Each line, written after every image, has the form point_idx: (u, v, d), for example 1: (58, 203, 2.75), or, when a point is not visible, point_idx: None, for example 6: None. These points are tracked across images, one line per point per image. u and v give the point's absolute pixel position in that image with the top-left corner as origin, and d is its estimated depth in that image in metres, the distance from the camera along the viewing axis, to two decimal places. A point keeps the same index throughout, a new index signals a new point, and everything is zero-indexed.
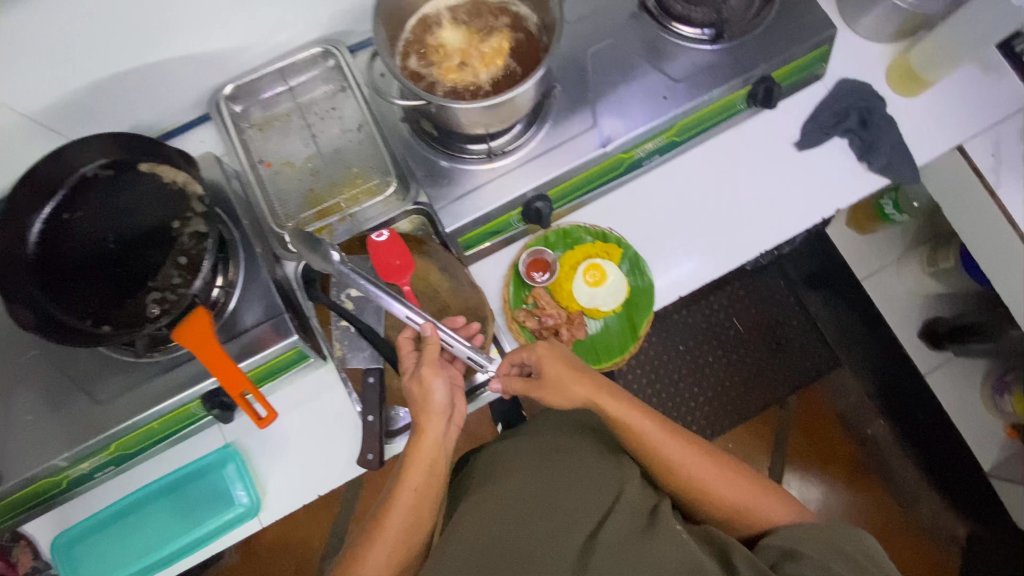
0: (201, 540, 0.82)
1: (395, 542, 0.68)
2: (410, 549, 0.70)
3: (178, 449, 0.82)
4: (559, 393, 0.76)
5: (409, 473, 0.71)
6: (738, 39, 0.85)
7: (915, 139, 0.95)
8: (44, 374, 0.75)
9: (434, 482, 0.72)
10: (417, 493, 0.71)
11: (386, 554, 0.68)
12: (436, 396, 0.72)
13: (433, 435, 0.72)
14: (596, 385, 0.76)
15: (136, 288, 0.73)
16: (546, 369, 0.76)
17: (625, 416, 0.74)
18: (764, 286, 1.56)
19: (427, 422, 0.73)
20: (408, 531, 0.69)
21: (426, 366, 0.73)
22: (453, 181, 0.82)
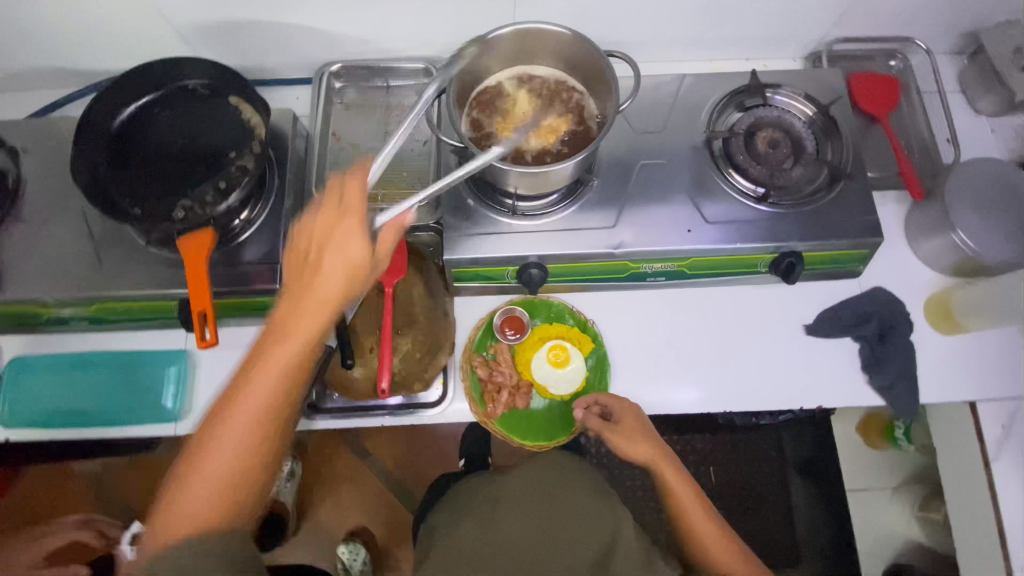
0: (116, 421, 0.86)
1: (228, 455, 0.59)
2: (237, 499, 0.59)
3: (147, 336, 0.91)
4: (628, 445, 0.79)
5: (256, 398, 0.59)
6: (784, 209, 0.86)
7: (930, 374, 0.90)
8: (79, 226, 0.88)
9: (289, 405, 0.62)
10: (255, 422, 0.59)
11: (206, 494, 0.57)
12: (308, 311, 0.61)
13: (297, 335, 0.60)
14: (660, 450, 0.80)
15: (176, 190, 0.83)
16: (625, 421, 0.81)
17: (678, 488, 0.78)
18: (755, 449, 1.47)
19: (269, 355, 0.60)
20: (278, 410, 0.61)
21: (335, 215, 0.61)
22: (471, 220, 0.87)
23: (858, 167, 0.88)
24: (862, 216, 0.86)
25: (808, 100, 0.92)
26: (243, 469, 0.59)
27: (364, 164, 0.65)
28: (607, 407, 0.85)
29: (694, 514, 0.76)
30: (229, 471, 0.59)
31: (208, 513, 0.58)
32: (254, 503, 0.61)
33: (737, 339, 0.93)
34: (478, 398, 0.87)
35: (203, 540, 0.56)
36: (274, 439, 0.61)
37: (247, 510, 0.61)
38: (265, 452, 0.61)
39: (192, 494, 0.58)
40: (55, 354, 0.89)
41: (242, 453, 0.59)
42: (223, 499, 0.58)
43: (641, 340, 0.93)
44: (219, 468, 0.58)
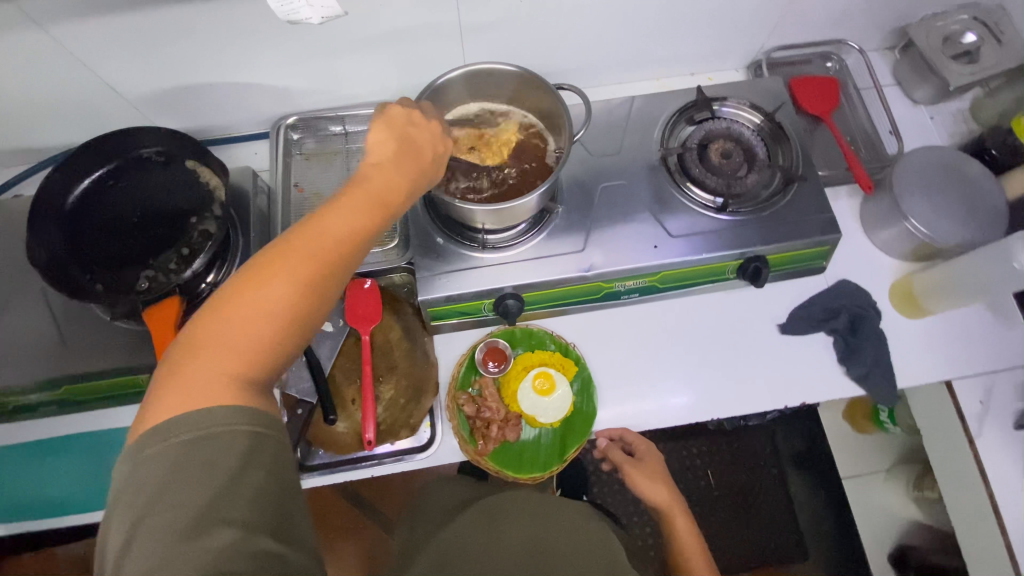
0: (92, 505, 0.82)
1: (265, 299, 0.52)
2: (280, 342, 0.53)
3: (116, 414, 0.86)
4: (646, 485, 0.92)
5: (307, 268, 0.54)
6: (744, 216, 0.89)
7: (902, 359, 0.93)
8: (37, 308, 0.85)
9: (321, 312, 0.56)
10: (297, 275, 0.53)
11: (259, 330, 0.51)
12: (348, 207, 0.58)
13: (330, 239, 0.56)
14: (672, 496, 0.92)
15: (137, 261, 0.82)
16: (648, 461, 0.94)
17: (680, 528, 0.89)
18: (749, 446, 1.50)
19: (317, 223, 0.56)
20: (294, 313, 0.53)
21: (394, 134, 0.64)
22: (442, 258, 0.88)
23: (809, 168, 0.92)
24: (817, 215, 0.89)
25: (754, 109, 0.95)
26: (264, 358, 0.52)
27: (428, 108, 0.71)
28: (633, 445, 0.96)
29: (686, 536, 0.88)
30: (259, 350, 0.51)
31: (224, 369, 0.50)
32: (266, 382, 0.53)
33: (715, 347, 0.95)
34: (468, 436, 0.86)
35: (196, 420, 0.47)
36: (303, 323, 0.54)
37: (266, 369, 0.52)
38: (287, 347, 0.54)
39: (215, 358, 0.50)
40: (24, 442, 0.85)
41: (282, 307, 0.52)
42: (262, 352, 0.52)
43: (623, 358, 0.94)
44: (245, 339, 0.51)
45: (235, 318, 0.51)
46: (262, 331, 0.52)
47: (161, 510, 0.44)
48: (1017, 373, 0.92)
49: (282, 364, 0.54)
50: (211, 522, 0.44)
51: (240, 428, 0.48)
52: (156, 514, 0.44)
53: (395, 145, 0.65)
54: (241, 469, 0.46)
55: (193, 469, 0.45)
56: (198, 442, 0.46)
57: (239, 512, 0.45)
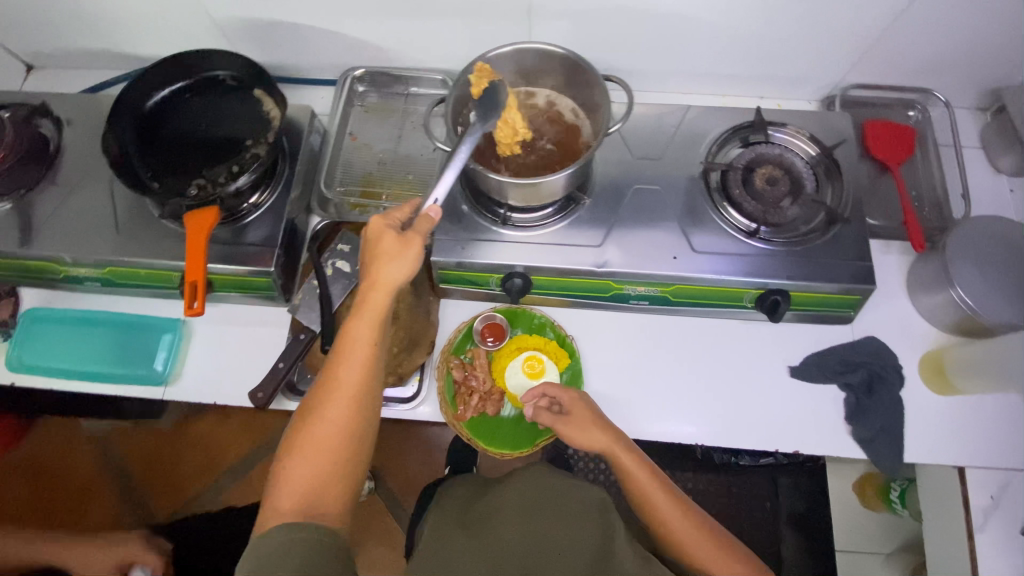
0: (110, 377, 0.91)
1: (316, 431, 0.64)
2: (329, 466, 0.64)
3: (150, 304, 0.97)
4: (581, 437, 0.79)
5: (336, 392, 0.66)
6: (775, 246, 0.86)
7: (915, 432, 0.87)
8: (101, 193, 0.95)
9: (361, 421, 0.66)
10: (329, 414, 0.65)
11: (307, 464, 0.63)
12: (358, 330, 0.68)
13: (347, 362, 0.67)
14: (614, 436, 0.79)
15: (193, 170, 0.89)
16: (577, 411, 0.81)
17: (631, 470, 0.77)
18: (743, 493, 1.42)
19: (335, 364, 0.67)
20: (334, 440, 0.64)
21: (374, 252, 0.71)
22: (463, 225, 0.90)
23: (856, 211, 0.87)
24: (854, 261, 0.85)
25: (812, 142, 0.91)
26: (324, 478, 0.63)
27: (416, 203, 0.77)
28: (559, 399, 0.84)
29: (643, 479, 0.77)
30: (319, 473, 0.63)
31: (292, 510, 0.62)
32: (334, 497, 0.64)
33: (717, 374, 0.92)
34: (450, 400, 0.89)
35: (266, 549, 0.59)
36: (348, 440, 0.65)
37: (329, 486, 0.64)
38: (341, 463, 0.65)
39: (287, 489, 0.62)
40: (68, 310, 0.95)
41: (323, 443, 0.64)
42: (319, 475, 0.63)
43: (621, 363, 0.93)
44: (308, 466, 0.63)
45: (296, 453, 0.64)
46: (317, 458, 0.63)
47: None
48: None
49: (345, 480, 0.65)
50: None
51: (314, 537, 0.60)
52: None
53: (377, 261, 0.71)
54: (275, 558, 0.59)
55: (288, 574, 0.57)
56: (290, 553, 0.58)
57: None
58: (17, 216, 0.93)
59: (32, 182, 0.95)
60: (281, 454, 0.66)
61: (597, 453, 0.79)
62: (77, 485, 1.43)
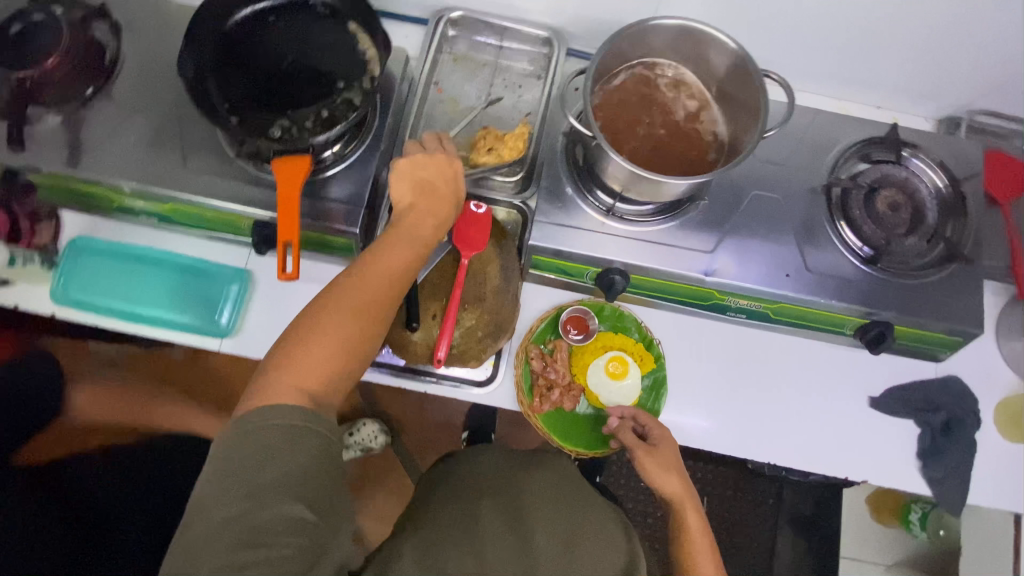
0: (165, 323, 0.85)
1: (327, 322, 0.57)
2: (347, 362, 0.57)
3: (209, 247, 0.89)
4: (656, 477, 0.76)
5: (365, 299, 0.59)
6: (888, 276, 0.83)
7: (982, 476, 0.88)
8: (163, 117, 0.84)
9: (377, 335, 0.60)
10: (364, 309, 0.58)
11: (325, 347, 0.56)
12: (398, 250, 0.63)
13: (383, 275, 0.61)
14: (686, 487, 0.77)
15: (276, 107, 0.79)
16: (662, 448, 0.79)
17: (692, 528, 0.74)
18: (751, 491, 1.42)
19: (375, 262, 0.62)
20: (360, 334, 0.58)
21: (420, 173, 0.70)
22: (564, 209, 0.84)
23: (976, 251, 0.84)
24: (966, 304, 0.82)
25: (942, 169, 0.86)
26: (333, 370, 0.56)
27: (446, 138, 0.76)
28: (648, 429, 0.82)
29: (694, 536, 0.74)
30: (324, 368, 0.55)
31: (296, 388, 0.54)
32: (336, 392, 0.57)
33: (797, 396, 0.90)
34: (527, 390, 0.85)
35: (280, 420, 0.51)
36: (360, 344, 0.58)
37: (328, 385, 0.56)
38: (347, 363, 0.57)
39: (288, 371, 0.54)
40: (116, 243, 0.88)
41: (348, 332, 0.57)
42: (334, 366, 0.56)
43: (704, 373, 0.89)
44: (313, 351, 0.55)
45: (302, 337, 0.56)
46: (323, 351, 0.55)
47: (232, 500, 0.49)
48: None
49: (346, 377, 0.58)
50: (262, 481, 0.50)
51: (293, 424, 0.52)
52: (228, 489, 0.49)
53: (427, 189, 0.69)
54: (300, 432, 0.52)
55: (252, 459, 0.50)
56: (267, 451, 0.51)
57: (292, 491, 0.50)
58: (66, 131, 0.83)
59: (85, 94, 0.84)
60: (289, 334, 0.57)
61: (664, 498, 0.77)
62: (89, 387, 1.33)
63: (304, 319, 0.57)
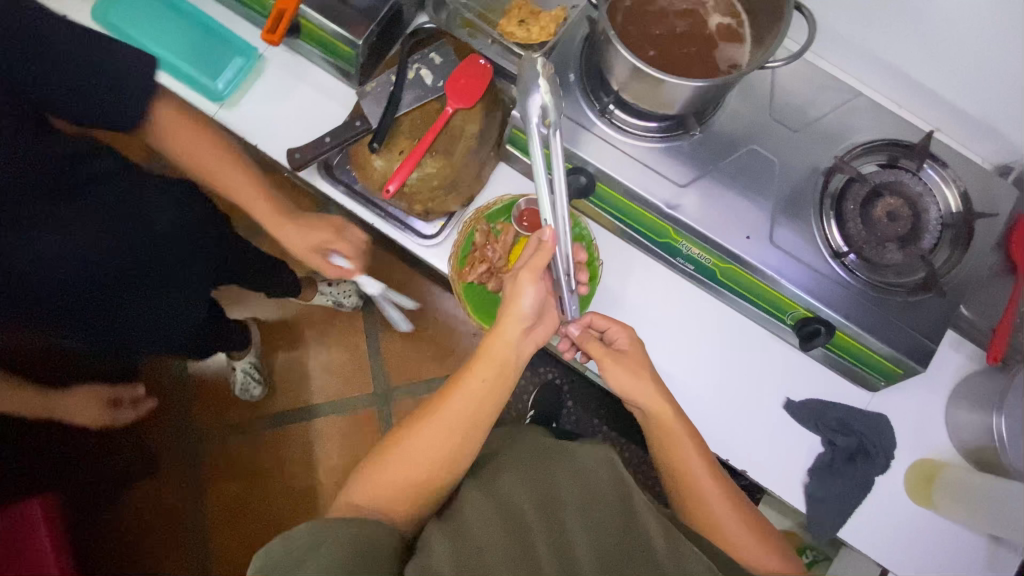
0: (175, 71, 0.90)
1: (431, 427, 0.69)
2: (431, 484, 0.68)
3: (238, 22, 0.94)
4: (626, 381, 0.78)
5: (459, 384, 0.71)
6: (853, 280, 0.78)
7: (864, 517, 0.85)
8: None
9: (468, 451, 0.69)
10: (448, 434, 0.69)
11: (406, 473, 0.67)
12: (506, 329, 0.72)
13: (482, 371, 0.71)
14: (666, 393, 0.78)
15: None
16: (631, 353, 0.80)
17: (679, 431, 0.76)
18: None
19: (452, 398, 0.70)
20: (439, 456, 0.68)
21: (515, 303, 0.72)
22: (560, 96, 0.83)
23: (959, 290, 0.77)
24: (921, 338, 0.76)
25: (960, 197, 0.79)
26: (414, 485, 0.67)
27: (535, 241, 0.72)
28: (608, 332, 0.82)
29: (693, 459, 0.75)
30: (417, 477, 0.67)
31: (402, 493, 0.67)
32: (404, 505, 0.67)
33: (715, 367, 0.88)
34: (460, 257, 0.88)
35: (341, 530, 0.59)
36: (454, 459, 0.69)
37: (416, 484, 0.67)
38: (435, 484, 0.68)
39: (381, 472, 0.68)
40: None
41: (429, 454, 0.68)
42: (412, 486, 0.67)
43: (634, 310, 0.89)
44: (404, 472, 0.67)
45: (410, 432, 0.69)
46: (425, 465, 0.68)
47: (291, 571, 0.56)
48: None
49: (410, 503, 0.67)
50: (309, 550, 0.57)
51: (371, 530, 0.61)
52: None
53: (516, 311, 0.72)
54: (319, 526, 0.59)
55: (351, 549, 0.57)
56: (342, 540, 0.58)
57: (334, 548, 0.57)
58: None
59: None
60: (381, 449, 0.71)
61: (644, 407, 0.78)
62: None
63: (394, 442, 0.70)
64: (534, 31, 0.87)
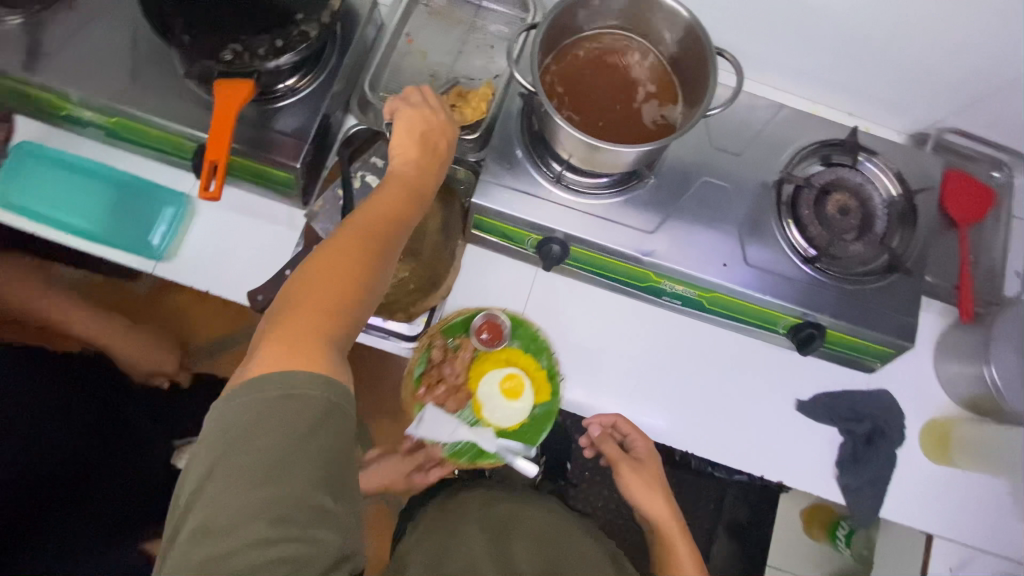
0: (100, 240, 0.84)
1: (320, 265, 0.56)
2: (344, 315, 0.55)
3: (157, 169, 0.89)
4: (641, 489, 0.82)
5: (353, 236, 0.58)
6: (827, 279, 0.82)
7: (898, 492, 0.88)
8: (120, 30, 0.83)
9: (382, 259, 0.59)
10: (359, 252, 0.57)
11: (315, 296, 0.54)
12: (415, 150, 0.68)
13: (364, 232, 0.59)
14: (671, 513, 0.81)
15: (231, 33, 0.78)
16: (647, 464, 0.84)
17: (676, 542, 0.79)
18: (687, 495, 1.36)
19: (365, 212, 0.61)
20: (349, 274, 0.56)
21: (413, 123, 0.69)
22: (512, 172, 0.83)
23: (919, 264, 0.83)
24: (902, 315, 0.81)
25: (897, 180, 0.85)
26: (323, 310, 0.53)
27: (427, 93, 0.73)
28: (629, 438, 0.86)
29: (683, 562, 0.77)
30: (326, 301, 0.54)
31: (314, 331, 0.52)
32: (321, 340, 0.51)
33: (722, 388, 0.90)
34: (415, 379, 0.86)
35: (280, 384, 0.48)
36: (370, 277, 0.57)
37: (343, 322, 0.55)
38: (355, 316, 0.56)
39: (290, 316, 0.52)
40: (57, 151, 0.87)
41: (339, 282, 0.55)
42: (325, 312, 0.53)
43: (631, 354, 0.91)
44: (320, 297, 0.54)
45: (311, 279, 0.55)
46: (340, 280, 0.55)
47: (251, 469, 0.45)
48: (999, 562, 0.87)
49: (335, 350, 0.53)
50: (274, 476, 0.45)
51: (326, 396, 0.49)
52: (205, 540, 0.44)
53: (419, 130, 0.69)
54: (266, 481, 0.45)
55: (308, 445, 0.47)
56: (302, 428, 0.47)
57: (296, 484, 0.46)
58: (25, 34, 0.82)
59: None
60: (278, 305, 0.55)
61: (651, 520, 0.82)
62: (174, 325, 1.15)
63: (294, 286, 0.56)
64: (466, 111, 0.85)
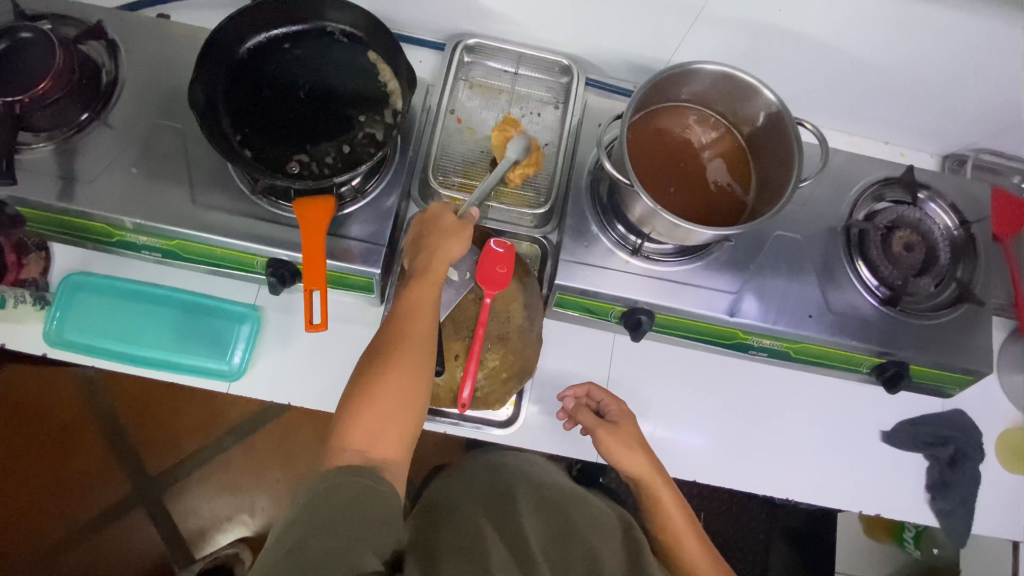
0: (173, 365, 0.81)
1: (367, 369, 0.63)
2: (392, 419, 0.61)
3: (218, 283, 0.86)
4: (620, 454, 0.77)
5: (396, 350, 0.64)
6: (906, 317, 0.84)
7: (986, 509, 0.91)
8: (168, 146, 0.79)
9: (424, 372, 0.65)
10: (399, 356, 0.64)
11: (366, 399, 0.61)
12: (439, 245, 0.71)
13: (408, 347, 0.65)
14: (654, 466, 0.78)
15: (294, 142, 0.75)
16: (623, 425, 0.80)
17: (665, 504, 0.77)
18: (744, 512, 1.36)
19: (401, 317, 0.67)
20: (393, 381, 0.62)
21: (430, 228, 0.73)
22: (591, 248, 0.83)
23: (985, 292, 0.86)
24: (979, 342, 0.84)
25: (953, 212, 0.89)
26: (373, 415, 0.61)
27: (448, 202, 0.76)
28: (602, 406, 0.83)
29: (670, 508, 0.77)
30: (373, 406, 0.61)
31: (363, 434, 0.60)
32: (371, 441, 0.60)
33: (808, 427, 0.92)
34: None
35: (332, 486, 0.56)
36: (409, 378, 0.63)
37: (398, 441, 0.61)
38: (408, 427, 0.62)
39: (352, 434, 0.60)
40: (117, 280, 0.83)
41: (384, 385, 0.62)
42: (375, 413, 0.61)
43: (717, 408, 0.92)
44: (374, 412, 0.60)
45: (366, 399, 0.61)
46: (397, 404, 0.62)
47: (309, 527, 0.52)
48: None
49: (384, 451, 0.60)
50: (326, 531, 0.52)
51: (370, 484, 0.56)
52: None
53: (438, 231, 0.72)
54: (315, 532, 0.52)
55: (354, 511, 0.54)
56: (347, 504, 0.54)
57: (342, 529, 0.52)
58: (58, 161, 0.77)
59: (80, 120, 0.78)
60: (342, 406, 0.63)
61: (634, 479, 0.78)
62: (194, 417, 1.31)
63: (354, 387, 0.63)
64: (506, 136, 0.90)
